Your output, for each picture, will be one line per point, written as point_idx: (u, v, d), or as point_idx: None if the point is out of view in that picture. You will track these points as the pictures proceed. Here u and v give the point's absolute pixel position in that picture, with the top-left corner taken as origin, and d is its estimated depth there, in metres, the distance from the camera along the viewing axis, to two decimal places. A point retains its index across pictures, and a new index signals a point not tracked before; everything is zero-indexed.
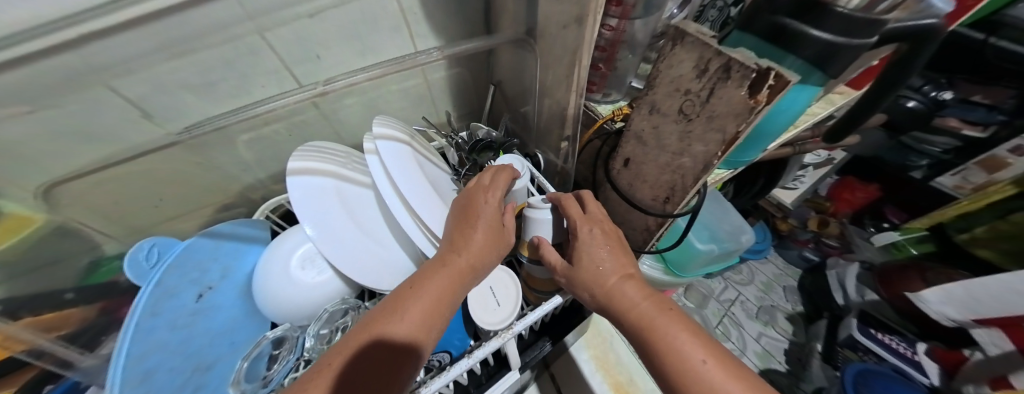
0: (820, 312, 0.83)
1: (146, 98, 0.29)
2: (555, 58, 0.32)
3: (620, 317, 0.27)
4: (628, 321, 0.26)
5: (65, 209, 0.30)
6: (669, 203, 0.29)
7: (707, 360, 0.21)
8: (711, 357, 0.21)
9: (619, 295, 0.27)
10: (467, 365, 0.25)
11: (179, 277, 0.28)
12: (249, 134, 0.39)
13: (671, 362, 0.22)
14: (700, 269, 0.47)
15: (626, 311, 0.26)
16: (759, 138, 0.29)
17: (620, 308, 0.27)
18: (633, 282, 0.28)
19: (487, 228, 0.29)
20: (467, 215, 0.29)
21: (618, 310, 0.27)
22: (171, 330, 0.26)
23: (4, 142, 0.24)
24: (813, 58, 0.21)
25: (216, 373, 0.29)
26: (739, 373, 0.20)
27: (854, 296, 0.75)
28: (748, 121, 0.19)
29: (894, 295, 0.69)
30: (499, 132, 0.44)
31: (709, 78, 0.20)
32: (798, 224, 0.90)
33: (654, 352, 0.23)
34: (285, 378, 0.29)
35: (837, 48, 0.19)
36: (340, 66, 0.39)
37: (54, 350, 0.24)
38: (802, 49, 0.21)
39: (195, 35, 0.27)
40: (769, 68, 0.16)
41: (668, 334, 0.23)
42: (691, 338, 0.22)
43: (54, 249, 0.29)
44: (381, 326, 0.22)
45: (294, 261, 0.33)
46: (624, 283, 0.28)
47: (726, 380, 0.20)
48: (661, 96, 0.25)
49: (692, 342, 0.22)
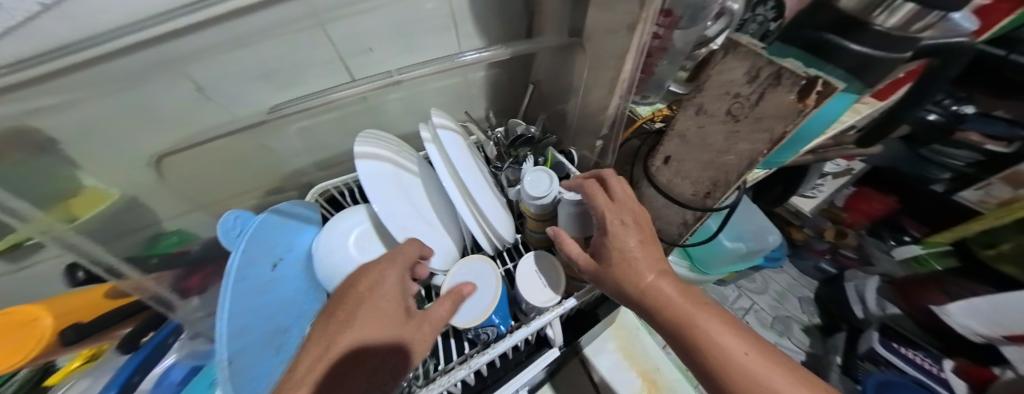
0: (838, 324, 0.85)
1: (215, 85, 0.31)
2: (602, 62, 0.34)
3: (657, 316, 0.27)
4: (666, 322, 0.27)
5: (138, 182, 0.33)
6: (709, 198, 0.32)
7: (748, 355, 0.22)
8: (752, 350, 0.23)
9: (653, 294, 0.27)
10: (525, 334, 0.30)
11: (260, 246, 0.31)
12: (300, 123, 0.40)
13: (715, 361, 0.23)
14: (726, 267, 0.49)
15: (663, 313, 0.27)
16: (796, 142, 0.31)
17: (657, 308, 0.27)
18: (667, 278, 0.28)
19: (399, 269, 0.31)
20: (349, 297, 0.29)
21: (654, 310, 0.27)
22: (256, 295, 0.30)
23: (95, 120, 0.27)
24: (853, 69, 0.23)
25: (290, 336, 0.33)
26: (779, 360, 0.22)
27: (875, 309, 0.79)
28: (796, 123, 0.21)
29: (915, 308, 0.73)
30: (537, 128, 0.46)
31: (760, 83, 0.23)
32: (812, 234, 0.91)
33: (699, 352, 0.24)
34: None
35: (876, 60, 0.21)
36: (389, 61, 0.40)
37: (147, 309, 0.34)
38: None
39: (264, 30, 0.29)
40: (818, 76, 0.18)
41: (709, 332, 0.24)
42: (733, 336, 0.24)
43: (117, 222, 0.31)
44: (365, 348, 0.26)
45: (351, 241, 0.37)
46: (660, 278, 0.28)
47: (772, 374, 0.21)
48: (710, 99, 0.28)
49: (734, 340, 0.23)
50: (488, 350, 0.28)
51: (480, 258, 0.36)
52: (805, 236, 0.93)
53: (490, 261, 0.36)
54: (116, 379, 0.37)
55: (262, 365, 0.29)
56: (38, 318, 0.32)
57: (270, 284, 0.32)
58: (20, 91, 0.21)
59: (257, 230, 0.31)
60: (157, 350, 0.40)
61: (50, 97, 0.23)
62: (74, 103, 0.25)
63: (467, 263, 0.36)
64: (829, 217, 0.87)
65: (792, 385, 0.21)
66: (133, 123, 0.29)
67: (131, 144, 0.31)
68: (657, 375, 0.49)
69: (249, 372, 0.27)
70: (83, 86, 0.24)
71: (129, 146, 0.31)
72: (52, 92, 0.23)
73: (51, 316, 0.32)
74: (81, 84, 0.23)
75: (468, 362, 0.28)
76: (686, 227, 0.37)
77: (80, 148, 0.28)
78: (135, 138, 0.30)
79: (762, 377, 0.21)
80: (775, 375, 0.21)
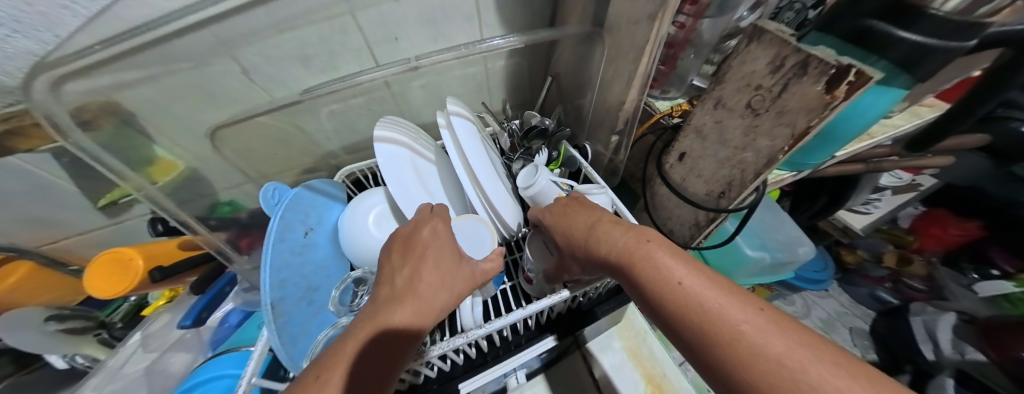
0: (900, 365, 0.72)
1: (260, 68, 0.35)
2: (621, 53, 0.34)
3: (601, 259, 0.27)
4: (610, 259, 0.26)
5: (196, 153, 0.38)
6: (724, 198, 0.30)
7: (687, 281, 0.20)
8: (690, 276, 0.21)
9: (599, 240, 0.28)
10: (521, 316, 0.29)
11: (294, 216, 0.36)
12: (334, 105, 0.44)
13: (653, 284, 0.22)
14: (749, 279, 0.46)
15: (608, 252, 0.27)
16: (830, 141, 0.29)
17: (600, 251, 0.27)
18: (616, 225, 0.28)
19: (430, 253, 0.31)
20: (413, 250, 0.31)
21: (600, 255, 0.27)
22: (292, 256, 0.34)
23: (163, 98, 0.32)
24: (901, 60, 0.21)
25: (321, 294, 0.38)
26: (730, 288, 0.20)
27: (950, 353, 0.64)
28: (822, 116, 0.19)
29: (1006, 358, 0.56)
30: (551, 120, 0.46)
31: (784, 74, 0.21)
32: (868, 258, 0.85)
33: (639, 283, 0.23)
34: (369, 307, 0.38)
35: (928, 50, 0.19)
36: (413, 49, 0.43)
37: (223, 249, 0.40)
38: (887, 51, 0.21)
39: (298, 14, 0.32)
40: (851, 65, 0.17)
41: (653, 260, 0.23)
42: (678, 261, 0.22)
43: (190, 186, 0.37)
44: (377, 322, 0.25)
45: (371, 219, 0.40)
46: (605, 235, 0.28)
47: (729, 310, 0.18)
48: (729, 91, 0.26)
49: (677, 266, 0.22)
50: (485, 324, 0.29)
51: (473, 217, 0.36)
52: (858, 259, 0.85)
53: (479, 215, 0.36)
54: (191, 312, 0.42)
55: (298, 314, 0.34)
56: (133, 258, 0.38)
57: (303, 250, 0.36)
58: (113, 64, 0.26)
59: (291, 201, 0.35)
60: (219, 295, 0.44)
61: (128, 74, 0.28)
62: (150, 80, 0.30)
63: (461, 222, 0.36)
64: (891, 239, 0.83)
65: (748, 314, 0.17)
66: (196, 101, 0.35)
67: (193, 119, 0.36)
68: (663, 384, 0.44)
69: (292, 319, 0.32)
70: (153, 63, 0.28)
71: (192, 121, 0.36)
72: (131, 69, 0.27)
73: (143, 258, 0.38)
74: (159, 60, 0.28)
75: (466, 332, 0.28)
76: (698, 229, 0.35)
77: (156, 121, 0.33)
78: (194, 112, 0.35)
79: (701, 298, 0.19)
80: (718, 296, 0.19)
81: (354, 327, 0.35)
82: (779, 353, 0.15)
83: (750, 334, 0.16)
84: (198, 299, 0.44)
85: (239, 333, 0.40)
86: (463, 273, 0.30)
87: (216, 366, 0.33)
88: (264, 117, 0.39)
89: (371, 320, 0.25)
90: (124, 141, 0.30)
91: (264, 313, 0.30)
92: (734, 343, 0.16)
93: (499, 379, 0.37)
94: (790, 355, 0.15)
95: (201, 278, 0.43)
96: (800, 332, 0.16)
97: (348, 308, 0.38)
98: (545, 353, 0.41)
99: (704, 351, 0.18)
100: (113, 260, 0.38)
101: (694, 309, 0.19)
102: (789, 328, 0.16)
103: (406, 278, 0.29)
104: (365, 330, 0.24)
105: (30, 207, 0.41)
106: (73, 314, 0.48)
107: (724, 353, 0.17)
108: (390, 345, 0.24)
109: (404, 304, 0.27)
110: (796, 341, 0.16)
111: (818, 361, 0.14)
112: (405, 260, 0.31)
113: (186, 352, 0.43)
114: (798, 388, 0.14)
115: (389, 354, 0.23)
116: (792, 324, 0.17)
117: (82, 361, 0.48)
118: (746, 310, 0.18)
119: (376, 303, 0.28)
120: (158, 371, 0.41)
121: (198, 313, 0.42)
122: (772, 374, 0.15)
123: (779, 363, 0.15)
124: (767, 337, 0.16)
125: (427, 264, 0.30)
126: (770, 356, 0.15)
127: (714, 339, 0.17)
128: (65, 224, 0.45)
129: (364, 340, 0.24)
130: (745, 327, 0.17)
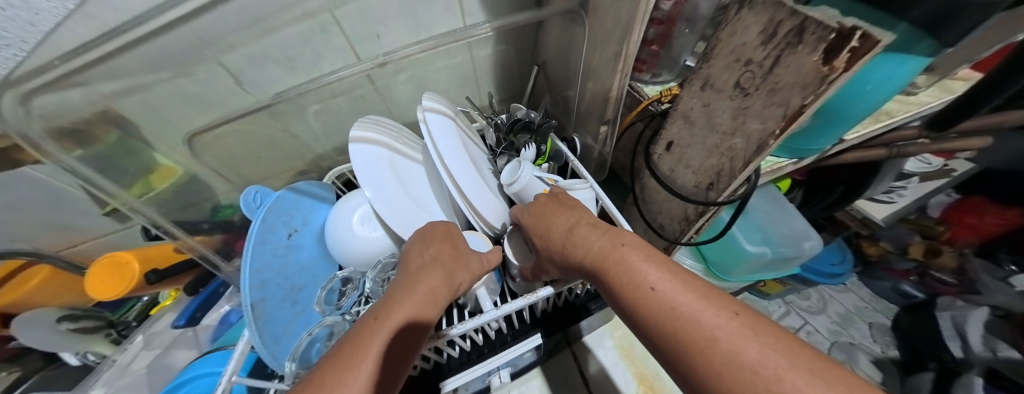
0: (925, 362, 0.68)
1: (244, 70, 0.35)
2: (606, 34, 0.32)
3: (579, 264, 0.26)
4: (587, 264, 0.25)
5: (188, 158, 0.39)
6: (712, 191, 0.28)
7: (659, 285, 0.19)
8: (663, 280, 0.19)
9: (577, 244, 0.27)
10: (495, 316, 0.27)
11: (277, 217, 0.36)
12: (319, 105, 0.43)
13: (626, 290, 0.20)
14: (748, 275, 0.44)
15: (585, 258, 0.26)
16: (832, 124, 0.27)
17: (577, 255, 0.26)
18: (594, 229, 0.27)
19: (444, 243, 0.32)
20: (433, 238, 0.32)
21: (577, 260, 0.26)
22: (275, 257, 0.34)
23: (152, 104, 0.32)
24: (921, 21, 0.17)
25: (306, 294, 0.38)
26: (705, 290, 0.18)
27: (981, 350, 0.59)
28: (818, 93, 0.17)
29: None
30: (538, 113, 0.44)
31: (776, 44, 0.19)
32: (893, 249, 0.80)
33: (612, 287, 0.22)
34: (353, 308, 0.37)
35: (956, 9, 0.16)
36: (396, 44, 0.42)
37: (210, 258, 0.39)
38: (908, 12, 0.18)
39: (274, 11, 0.31)
40: (852, 28, 0.14)
41: (627, 263, 0.21)
42: (652, 264, 0.21)
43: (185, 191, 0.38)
44: (411, 306, 0.24)
45: (355, 218, 0.39)
46: (582, 239, 0.27)
47: (703, 313, 0.16)
48: (717, 70, 0.24)
49: (650, 268, 0.20)
50: (457, 324, 0.27)
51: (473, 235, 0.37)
52: (880, 251, 0.81)
53: (483, 234, 0.37)
54: (185, 312, 0.45)
55: (281, 314, 0.34)
56: (129, 262, 0.39)
57: (286, 251, 0.36)
58: (93, 72, 0.26)
59: (275, 203, 0.36)
60: (212, 297, 0.46)
61: (110, 83, 0.28)
62: (138, 90, 0.30)
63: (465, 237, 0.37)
64: (920, 230, 0.78)
65: (722, 319, 0.16)
66: (181, 107, 0.35)
67: (180, 125, 0.36)
68: (657, 383, 0.43)
69: (272, 318, 0.32)
70: (136, 70, 0.28)
71: (182, 126, 0.36)
72: (114, 77, 0.27)
73: (138, 262, 0.39)
74: (143, 67, 0.29)
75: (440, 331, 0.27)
76: (688, 223, 0.33)
77: (148, 127, 0.34)
78: (183, 118, 0.36)
79: (673, 303, 0.18)
80: (691, 299, 0.17)
81: (338, 327, 0.35)
82: (753, 360, 0.14)
83: (724, 342, 0.15)
84: (192, 300, 0.46)
85: (231, 332, 0.42)
86: (473, 259, 0.32)
87: (204, 364, 0.34)
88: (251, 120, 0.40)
89: (405, 304, 0.24)
90: (117, 147, 0.31)
91: (244, 313, 0.30)
92: (706, 351, 0.15)
93: (483, 378, 0.36)
94: (764, 362, 0.13)
95: (195, 280, 0.45)
96: (777, 338, 0.14)
97: (334, 307, 0.38)
98: (534, 352, 0.39)
99: (677, 360, 0.16)
100: (111, 263, 0.39)
101: (667, 315, 0.17)
102: (766, 333, 0.15)
103: (430, 262, 0.29)
104: (398, 314, 0.23)
105: (40, 215, 0.42)
106: (85, 314, 0.51)
107: (696, 364, 0.15)
108: (416, 328, 0.23)
109: (428, 282, 0.27)
110: (771, 346, 0.14)
111: (794, 369, 0.13)
112: (423, 247, 0.31)
113: (187, 349, 0.44)
114: None
115: (412, 339, 0.22)
116: (769, 328, 0.15)
117: (95, 358, 0.51)
118: (720, 314, 0.16)
119: (401, 285, 0.27)
120: (163, 368, 0.43)
121: (191, 313, 0.44)
122: (746, 383, 0.13)
123: (753, 373, 0.13)
124: (739, 344, 0.14)
125: (445, 251, 0.31)
126: (743, 365, 0.14)
127: (686, 348, 0.16)
128: (74, 229, 0.46)
129: (399, 324, 0.22)
130: (717, 332, 0.15)
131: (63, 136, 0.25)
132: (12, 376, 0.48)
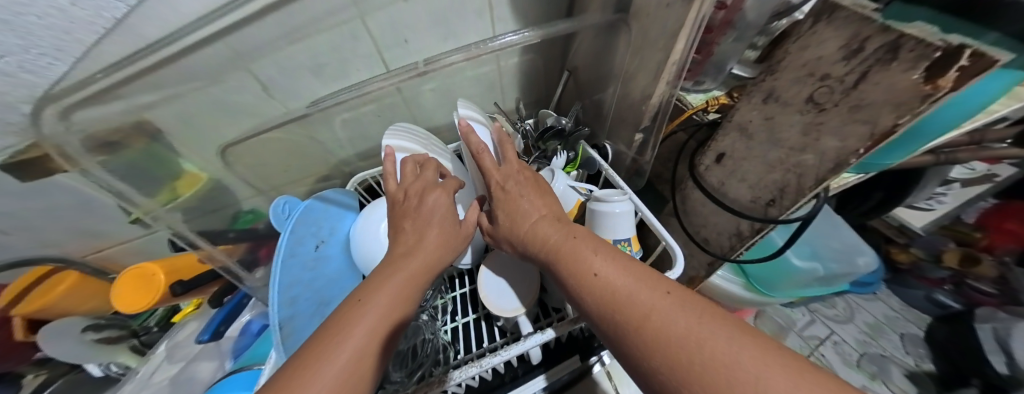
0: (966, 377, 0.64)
1: (275, 80, 0.35)
2: (649, 38, 0.30)
3: (536, 258, 0.24)
4: (542, 257, 0.23)
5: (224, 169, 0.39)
6: (773, 207, 0.27)
7: (602, 271, 0.18)
8: (606, 267, 0.19)
9: (531, 230, 0.25)
10: (540, 341, 0.26)
11: (305, 229, 0.35)
12: (347, 113, 0.42)
13: (573, 279, 0.20)
14: (796, 292, 0.41)
15: (538, 247, 0.24)
16: (910, 139, 0.22)
17: (532, 243, 0.25)
18: (552, 217, 0.26)
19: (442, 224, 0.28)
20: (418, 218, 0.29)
21: (532, 247, 0.25)
22: (304, 271, 0.34)
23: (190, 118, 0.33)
24: None
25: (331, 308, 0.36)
26: (645, 273, 0.18)
27: None
28: (917, 112, 0.15)
29: None
30: (569, 119, 0.42)
31: (863, 60, 0.17)
32: (924, 256, 0.75)
33: (563, 277, 0.21)
34: None
35: None
36: (426, 52, 0.40)
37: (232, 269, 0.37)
38: None
39: (306, 21, 0.31)
40: (964, 44, 0.12)
41: (578, 254, 0.20)
42: (600, 252, 0.20)
43: (213, 201, 0.38)
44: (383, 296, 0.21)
45: (382, 227, 0.38)
46: (539, 226, 0.25)
47: (639, 295, 0.16)
48: (784, 83, 0.23)
49: (597, 256, 0.20)
50: (500, 350, 0.25)
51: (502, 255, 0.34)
52: (910, 259, 0.77)
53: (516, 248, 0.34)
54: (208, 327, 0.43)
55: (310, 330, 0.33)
56: (155, 274, 0.38)
57: (314, 263, 0.35)
58: (127, 86, 0.25)
59: (303, 214, 0.35)
60: (237, 308, 0.44)
61: (143, 96, 0.27)
62: (169, 101, 0.30)
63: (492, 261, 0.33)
64: (953, 236, 0.75)
65: (656, 299, 0.16)
66: (212, 117, 0.34)
67: (210, 135, 0.36)
68: None
69: (301, 336, 0.32)
70: (168, 83, 0.28)
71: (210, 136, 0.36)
72: (148, 90, 0.27)
73: (165, 273, 0.38)
74: (179, 78, 0.28)
75: (480, 360, 0.25)
76: (740, 239, 0.32)
77: (181, 137, 0.34)
78: (210, 129, 0.35)
79: (616, 288, 0.17)
80: (629, 282, 0.17)
81: None
82: (681, 331, 0.13)
83: (658, 319, 0.15)
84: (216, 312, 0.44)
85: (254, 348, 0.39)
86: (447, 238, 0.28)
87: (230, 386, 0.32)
88: (279, 130, 0.39)
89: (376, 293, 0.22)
90: (154, 156, 0.31)
91: (272, 333, 0.29)
92: (643, 329, 0.15)
93: None
94: (688, 331, 0.13)
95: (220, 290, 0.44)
96: (703, 308, 0.15)
97: None
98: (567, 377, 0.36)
99: (620, 343, 0.16)
100: (136, 276, 0.39)
101: (611, 299, 0.17)
102: (695, 305, 0.15)
103: (411, 247, 0.26)
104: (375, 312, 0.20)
105: (69, 223, 0.42)
106: (109, 323, 0.51)
107: (633, 342, 0.15)
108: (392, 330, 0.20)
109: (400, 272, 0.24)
110: (700, 316, 0.14)
111: (715, 335, 0.13)
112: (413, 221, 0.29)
113: (209, 361, 0.44)
114: (695, 363, 0.12)
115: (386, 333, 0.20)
116: (698, 301, 0.15)
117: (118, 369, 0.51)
118: (655, 294, 0.16)
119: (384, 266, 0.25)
120: (185, 379, 0.42)
121: (215, 327, 0.42)
122: (674, 355, 0.13)
123: (679, 342, 0.13)
124: (670, 317, 0.14)
125: (426, 250, 0.26)
126: (673, 338, 0.13)
127: (638, 339, 0.15)
128: (102, 236, 0.46)
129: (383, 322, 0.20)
130: (656, 313, 0.15)
131: (100, 146, 0.25)
132: (38, 379, 0.48)
